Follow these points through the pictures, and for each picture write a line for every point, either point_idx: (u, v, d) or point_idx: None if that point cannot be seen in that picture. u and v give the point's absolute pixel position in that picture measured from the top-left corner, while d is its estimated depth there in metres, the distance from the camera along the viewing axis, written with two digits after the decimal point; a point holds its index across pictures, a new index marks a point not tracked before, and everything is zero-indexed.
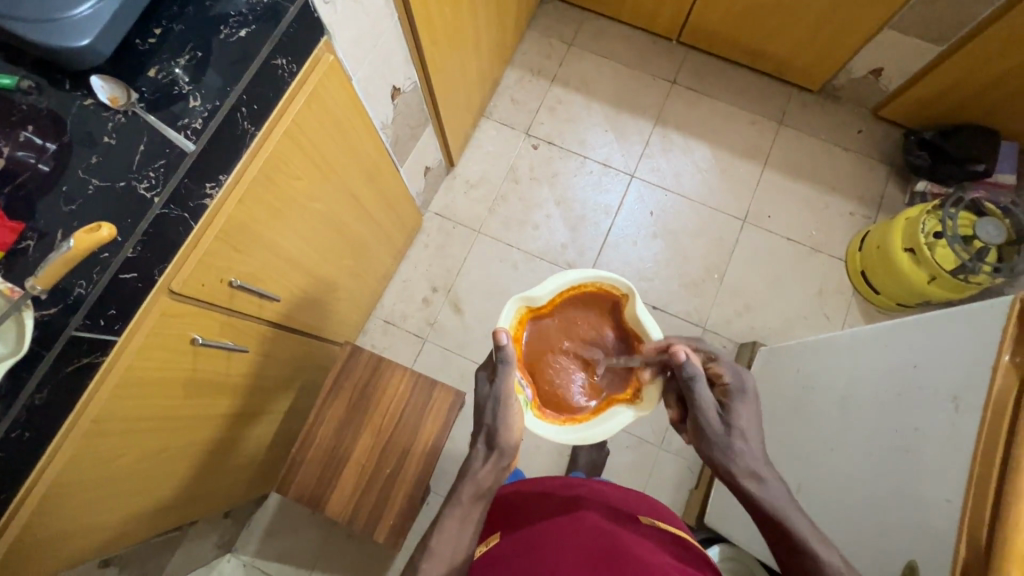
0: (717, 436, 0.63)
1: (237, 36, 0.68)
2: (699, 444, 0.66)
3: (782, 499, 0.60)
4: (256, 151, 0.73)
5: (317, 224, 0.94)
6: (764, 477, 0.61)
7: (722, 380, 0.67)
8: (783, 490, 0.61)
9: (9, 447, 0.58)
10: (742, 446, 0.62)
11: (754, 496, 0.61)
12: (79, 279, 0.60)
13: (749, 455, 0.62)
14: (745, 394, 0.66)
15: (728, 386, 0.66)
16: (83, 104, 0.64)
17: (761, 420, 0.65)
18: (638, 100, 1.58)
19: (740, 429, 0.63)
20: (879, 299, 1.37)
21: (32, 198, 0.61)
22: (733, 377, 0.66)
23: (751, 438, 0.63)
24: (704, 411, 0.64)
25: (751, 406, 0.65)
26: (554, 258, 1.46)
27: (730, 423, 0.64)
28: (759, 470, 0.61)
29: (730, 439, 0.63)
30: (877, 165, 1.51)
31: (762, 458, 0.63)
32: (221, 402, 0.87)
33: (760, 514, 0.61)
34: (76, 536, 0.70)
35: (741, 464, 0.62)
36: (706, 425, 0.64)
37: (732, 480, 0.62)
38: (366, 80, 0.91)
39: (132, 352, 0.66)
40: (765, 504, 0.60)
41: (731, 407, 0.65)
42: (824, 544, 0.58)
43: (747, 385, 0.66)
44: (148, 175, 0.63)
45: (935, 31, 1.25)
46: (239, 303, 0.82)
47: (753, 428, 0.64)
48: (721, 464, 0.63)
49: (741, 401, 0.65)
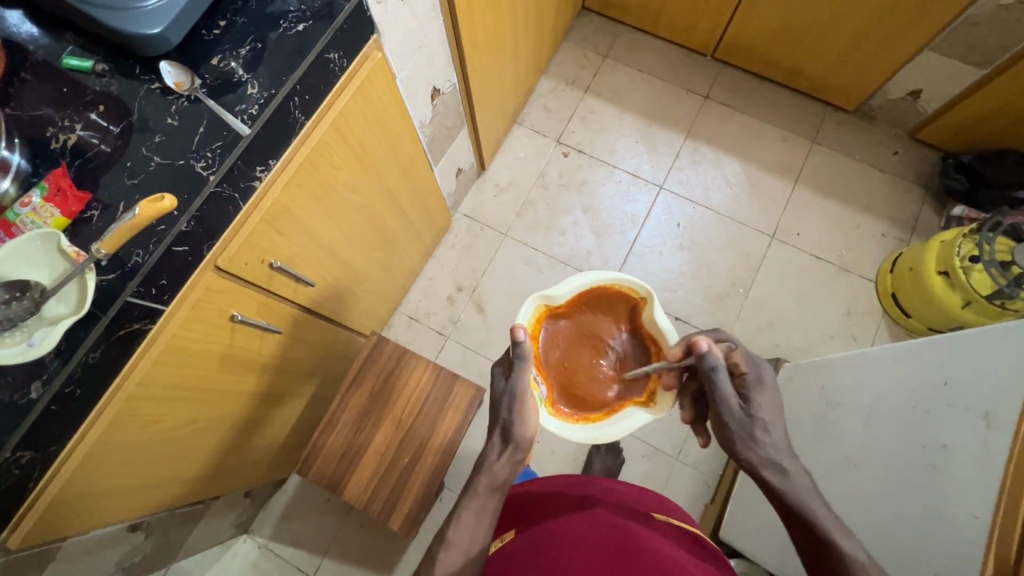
0: (739, 425, 0.63)
1: (295, 30, 0.72)
2: (721, 436, 0.65)
3: (806, 489, 0.60)
4: (303, 139, 0.77)
5: (354, 214, 0.97)
6: (786, 465, 0.61)
7: (739, 371, 0.67)
8: (806, 481, 0.61)
9: (62, 402, 0.61)
10: (764, 436, 0.63)
11: (777, 486, 0.61)
12: (136, 248, 0.63)
13: (771, 444, 0.62)
14: (763, 383, 0.66)
15: (746, 377, 0.66)
16: (150, 88, 0.69)
17: (781, 408, 0.65)
18: (671, 113, 1.59)
19: (761, 418, 0.63)
20: (910, 323, 1.33)
21: (96, 172, 0.66)
22: (752, 367, 0.66)
23: (771, 426, 0.63)
24: (725, 403, 0.64)
25: (771, 396, 0.65)
26: (578, 264, 1.47)
27: (751, 413, 0.64)
28: (779, 458, 0.62)
29: (752, 429, 0.63)
30: (912, 188, 1.49)
31: (784, 446, 0.63)
32: (252, 380, 0.90)
33: (783, 505, 0.61)
34: (111, 498, 0.73)
35: (763, 453, 0.62)
36: (728, 417, 0.64)
37: (757, 470, 0.62)
38: (409, 79, 0.95)
39: (177, 322, 0.70)
40: (787, 493, 0.60)
41: (751, 397, 0.65)
42: (848, 536, 0.57)
43: (765, 374, 0.66)
44: (205, 155, 0.67)
45: (976, 54, 1.24)
46: (277, 285, 0.86)
47: (775, 417, 0.64)
48: (744, 455, 0.63)
49: (760, 391, 0.65)
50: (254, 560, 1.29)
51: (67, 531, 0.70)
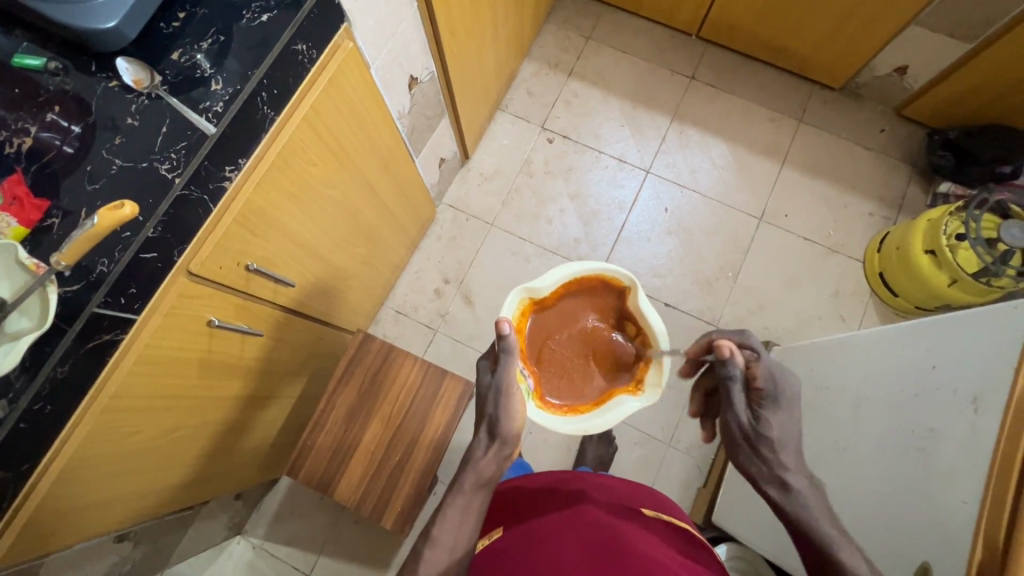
0: (745, 438, 0.63)
1: (258, 21, 0.69)
2: (730, 447, 0.66)
3: (811, 508, 0.59)
4: (274, 136, 0.74)
5: (333, 210, 0.94)
6: (792, 484, 0.60)
7: (757, 384, 0.65)
8: (815, 500, 0.59)
9: (31, 419, 0.59)
10: (771, 452, 0.61)
11: (778, 501, 0.60)
12: (101, 256, 0.61)
13: (777, 462, 0.61)
14: (780, 400, 0.63)
15: (762, 390, 0.64)
16: (108, 86, 0.65)
17: (797, 427, 0.63)
18: (657, 95, 1.56)
19: (770, 435, 0.62)
20: (897, 301, 1.34)
21: (57, 177, 0.63)
22: (769, 383, 0.64)
23: (783, 446, 0.61)
24: (735, 413, 0.64)
25: (787, 414, 0.63)
26: (566, 252, 1.46)
27: (757, 429, 0.63)
28: (786, 476, 0.60)
29: (758, 443, 0.62)
30: (899, 166, 1.48)
31: (795, 467, 0.61)
32: (236, 384, 0.88)
33: (785, 520, 0.60)
34: (91, 512, 0.71)
35: (768, 468, 0.61)
36: (735, 428, 0.64)
37: (760, 483, 0.62)
38: (385, 68, 0.91)
39: (150, 330, 0.67)
40: (788, 507, 0.59)
41: (763, 412, 0.63)
42: (852, 556, 0.55)
43: (786, 390, 0.64)
44: (170, 156, 0.65)
45: (962, 28, 1.23)
46: (255, 288, 0.83)
47: (787, 437, 0.62)
48: (748, 468, 0.63)
49: (775, 407, 0.63)
50: (248, 560, 1.28)
51: (50, 547, 0.68)
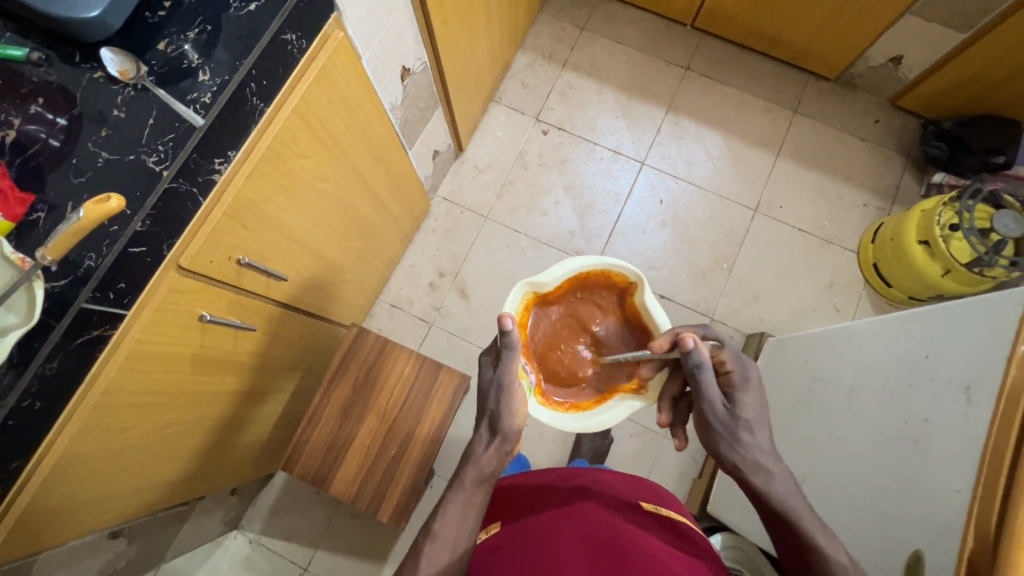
0: (722, 425, 0.64)
1: (246, 10, 0.68)
2: (705, 434, 0.66)
3: (789, 492, 0.61)
4: (263, 128, 0.73)
5: (325, 204, 0.94)
6: (771, 469, 0.61)
7: (725, 368, 0.67)
8: (790, 483, 0.61)
9: (21, 416, 0.59)
10: (748, 437, 0.63)
11: (761, 489, 0.61)
12: (88, 251, 0.61)
13: (755, 446, 0.63)
14: (749, 382, 0.66)
15: (731, 375, 0.66)
16: (93, 77, 0.64)
17: (766, 408, 0.65)
18: (651, 86, 1.55)
19: (746, 419, 0.63)
20: (891, 292, 1.35)
21: (42, 170, 0.61)
22: (737, 366, 0.66)
23: (756, 428, 0.64)
24: (709, 401, 0.64)
25: (756, 395, 0.65)
26: (561, 245, 1.45)
27: (735, 414, 0.64)
28: (764, 458, 0.62)
29: (736, 429, 0.63)
30: (893, 157, 1.48)
31: (768, 447, 0.63)
32: (229, 379, 0.87)
33: (771, 505, 0.61)
34: (85, 508, 0.71)
35: (748, 455, 0.62)
36: (711, 414, 0.64)
37: (740, 472, 0.63)
38: (377, 59, 0.90)
39: (140, 326, 0.67)
40: (770, 495, 0.60)
41: (736, 396, 0.65)
42: (830, 540, 0.58)
43: (751, 372, 0.66)
44: (157, 148, 0.64)
45: (958, 19, 1.22)
46: (247, 281, 0.82)
47: (758, 418, 0.64)
48: (727, 454, 0.64)
49: (745, 389, 0.65)
50: (244, 555, 1.28)
51: (42, 545, 0.68)
